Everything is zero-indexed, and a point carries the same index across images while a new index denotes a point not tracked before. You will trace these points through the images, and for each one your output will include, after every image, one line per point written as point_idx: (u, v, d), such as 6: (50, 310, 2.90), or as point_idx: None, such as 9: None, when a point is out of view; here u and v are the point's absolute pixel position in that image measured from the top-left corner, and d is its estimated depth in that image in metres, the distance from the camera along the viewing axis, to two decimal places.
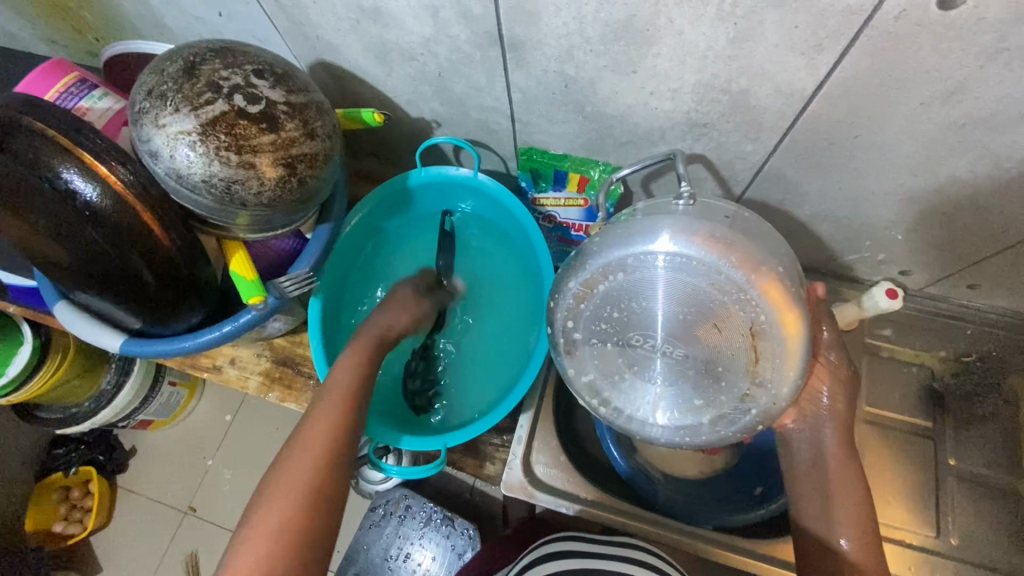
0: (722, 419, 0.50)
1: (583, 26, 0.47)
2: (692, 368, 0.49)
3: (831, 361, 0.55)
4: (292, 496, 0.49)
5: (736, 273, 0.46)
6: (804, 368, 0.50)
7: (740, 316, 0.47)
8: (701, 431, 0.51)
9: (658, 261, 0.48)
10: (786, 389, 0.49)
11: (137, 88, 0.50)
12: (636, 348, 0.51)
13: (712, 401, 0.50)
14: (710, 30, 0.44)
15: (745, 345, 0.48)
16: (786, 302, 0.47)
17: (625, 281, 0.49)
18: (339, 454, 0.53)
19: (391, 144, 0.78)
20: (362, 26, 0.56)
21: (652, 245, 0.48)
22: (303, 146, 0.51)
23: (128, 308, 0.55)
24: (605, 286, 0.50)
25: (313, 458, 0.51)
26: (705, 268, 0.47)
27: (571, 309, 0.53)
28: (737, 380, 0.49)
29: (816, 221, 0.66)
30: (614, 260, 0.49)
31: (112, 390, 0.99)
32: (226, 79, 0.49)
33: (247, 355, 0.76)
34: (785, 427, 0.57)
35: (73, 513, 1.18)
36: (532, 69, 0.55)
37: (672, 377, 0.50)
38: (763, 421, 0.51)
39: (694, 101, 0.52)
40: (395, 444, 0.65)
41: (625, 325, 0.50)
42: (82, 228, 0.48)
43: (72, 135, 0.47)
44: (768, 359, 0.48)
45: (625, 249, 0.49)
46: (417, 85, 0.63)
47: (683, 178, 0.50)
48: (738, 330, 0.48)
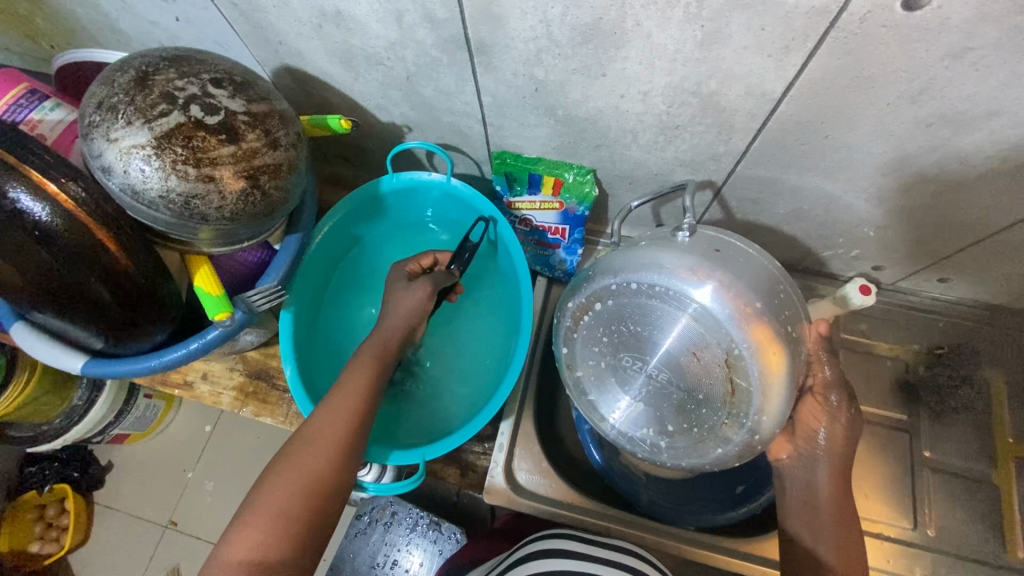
0: (702, 445, 0.51)
1: (551, 29, 0.46)
2: (675, 393, 0.51)
3: (831, 403, 0.54)
4: (294, 488, 0.51)
5: (714, 304, 0.47)
6: (787, 399, 0.50)
7: (716, 349, 0.48)
8: (685, 453, 0.53)
9: (640, 289, 0.50)
10: (766, 422, 0.49)
11: (87, 100, 0.48)
12: (627, 370, 0.53)
13: (695, 425, 0.51)
14: (679, 33, 0.43)
15: (722, 376, 0.49)
16: (770, 340, 0.47)
17: (617, 307, 0.52)
18: (348, 454, 0.54)
19: (362, 150, 0.76)
20: (325, 30, 0.55)
21: (636, 275, 0.50)
22: (266, 156, 0.50)
23: (88, 328, 0.53)
24: (597, 308, 0.53)
25: (322, 455, 0.53)
26: (680, 298, 0.48)
27: (567, 330, 0.56)
28: (714, 410, 0.50)
29: (790, 220, 0.66)
30: (602, 286, 0.52)
31: (83, 406, 0.96)
32: (182, 89, 0.47)
33: (220, 370, 0.74)
34: (780, 460, 0.59)
35: (49, 532, 1.15)
36: (502, 73, 0.54)
37: (653, 400, 0.53)
38: (742, 449, 0.51)
39: (665, 103, 0.52)
40: (385, 462, 0.64)
41: (618, 347, 0.53)
42: (34, 249, 0.45)
43: (17, 153, 0.45)
44: (740, 397, 0.49)
45: (612, 276, 0.52)
46: (386, 89, 0.62)
47: (688, 211, 0.53)
48: (714, 361, 0.48)
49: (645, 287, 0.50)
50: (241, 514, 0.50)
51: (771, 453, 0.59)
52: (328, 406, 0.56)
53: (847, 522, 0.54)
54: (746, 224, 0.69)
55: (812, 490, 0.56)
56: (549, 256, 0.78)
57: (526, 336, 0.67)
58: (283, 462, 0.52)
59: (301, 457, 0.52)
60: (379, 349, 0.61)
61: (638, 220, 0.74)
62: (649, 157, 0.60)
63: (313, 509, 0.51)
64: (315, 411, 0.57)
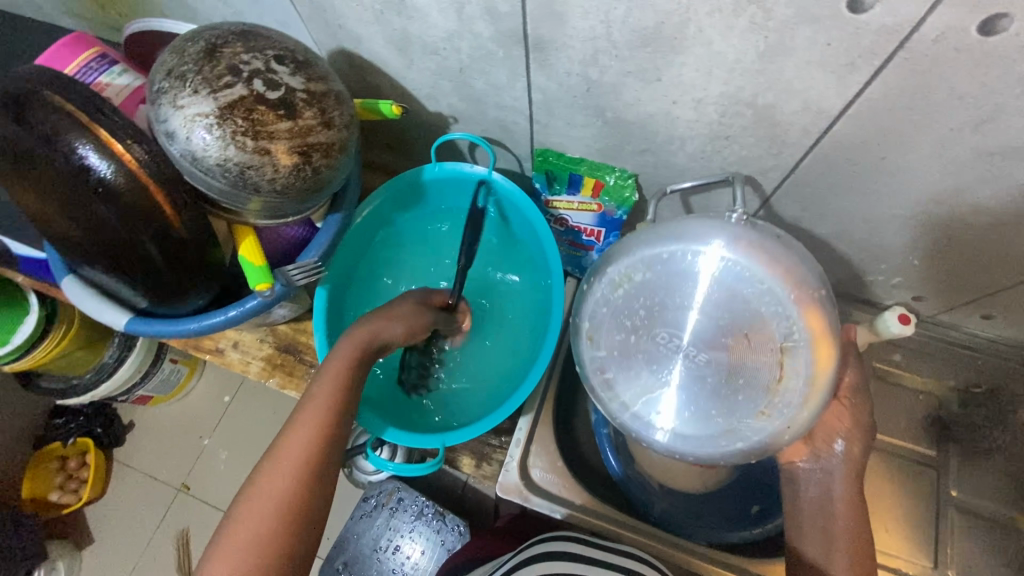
0: (730, 434, 0.49)
1: (611, 30, 0.47)
2: (711, 376, 0.49)
3: (854, 406, 0.56)
4: (266, 513, 0.46)
5: (778, 286, 0.49)
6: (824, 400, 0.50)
7: (772, 332, 0.49)
8: (702, 445, 0.49)
9: (696, 261, 0.51)
10: (804, 414, 0.48)
11: (157, 67, 0.49)
12: (659, 345, 0.51)
13: (723, 410, 0.49)
14: (741, 43, 0.43)
15: (770, 359, 0.48)
16: (824, 330, 0.49)
17: (666, 275, 0.52)
18: (322, 466, 0.49)
19: (407, 138, 0.77)
20: (385, 17, 0.56)
21: (692, 248, 0.51)
22: (320, 135, 0.51)
23: (137, 287, 0.55)
24: (639, 278, 0.52)
25: (294, 470, 0.48)
26: (733, 270, 0.50)
27: (596, 298, 0.54)
28: (755, 394, 0.49)
29: (830, 241, 0.65)
30: (654, 256, 0.52)
31: (113, 364, 1.02)
32: (247, 63, 0.49)
33: (250, 340, 0.76)
34: (793, 465, 0.57)
35: (69, 483, 1.19)
36: (555, 70, 0.54)
37: (683, 381, 0.50)
38: (768, 445, 0.49)
39: (717, 112, 0.51)
40: (379, 436, 0.64)
41: (655, 320, 0.51)
42: (95, 204, 0.47)
43: (89, 112, 0.47)
44: (788, 376, 0.48)
45: (666, 246, 0.52)
46: (437, 79, 0.63)
47: (740, 200, 0.52)
48: (764, 344, 0.49)
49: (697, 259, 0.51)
50: (211, 546, 0.45)
51: (785, 456, 0.57)
52: (298, 415, 0.51)
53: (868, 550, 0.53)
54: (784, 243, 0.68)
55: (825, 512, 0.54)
56: (582, 258, 0.78)
57: (554, 336, 0.67)
58: (204, 572, 0.44)
59: (224, 566, 0.43)
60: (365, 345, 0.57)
61: (668, 207, 0.72)
62: (695, 167, 0.60)
63: (293, 529, 0.46)
64: (282, 423, 0.51)
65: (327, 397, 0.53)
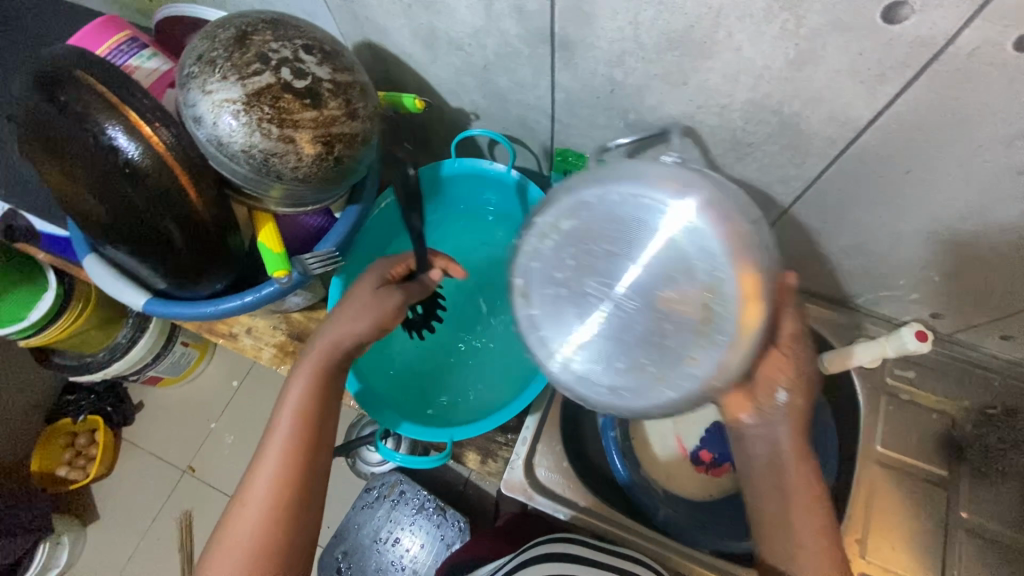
0: (661, 381, 0.48)
1: (638, 32, 0.46)
2: (641, 324, 0.49)
3: (795, 356, 0.53)
4: (238, 552, 0.51)
5: (704, 228, 0.47)
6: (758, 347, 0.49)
7: (700, 275, 0.47)
8: (639, 394, 0.49)
9: (624, 202, 0.49)
10: (736, 361, 0.47)
11: (188, 51, 0.50)
12: (592, 297, 0.50)
13: (653, 353, 0.48)
14: (770, 50, 0.43)
15: (695, 303, 0.48)
16: (755, 272, 0.47)
17: (592, 221, 0.50)
18: (285, 502, 0.52)
19: (427, 132, 0.78)
20: (413, 11, 0.56)
21: (619, 188, 0.49)
22: (343, 125, 0.51)
23: (157, 268, 0.56)
24: (568, 227, 0.51)
25: (259, 510, 0.52)
26: (662, 210, 0.48)
27: (529, 247, 0.52)
28: (682, 340, 0.48)
29: (849, 254, 0.64)
30: (582, 199, 0.50)
31: (126, 343, 1.04)
32: (276, 51, 0.49)
33: (264, 326, 0.77)
34: (740, 421, 0.56)
35: (77, 460, 1.21)
36: (579, 71, 0.54)
37: (615, 330, 0.49)
38: (702, 393, 0.48)
39: (742, 119, 0.51)
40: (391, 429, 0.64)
41: (587, 270, 0.50)
42: (122, 185, 0.48)
43: (120, 94, 0.47)
44: (715, 327, 0.47)
45: (595, 189, 0.50)
46: (461, 75, 0.63)
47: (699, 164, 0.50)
48: (691, 289, 0.48)
49: (628, 199, 0.49)
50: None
51: (729, 413, 0.56)
52: (263, 450, 0.54)
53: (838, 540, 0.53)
54: (802, 254, 0.68)
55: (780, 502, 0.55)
56: None
57: None
58: None
59: None
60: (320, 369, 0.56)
61: None
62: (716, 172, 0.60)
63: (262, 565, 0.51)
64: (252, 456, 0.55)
65: (286, 432, 0.54)
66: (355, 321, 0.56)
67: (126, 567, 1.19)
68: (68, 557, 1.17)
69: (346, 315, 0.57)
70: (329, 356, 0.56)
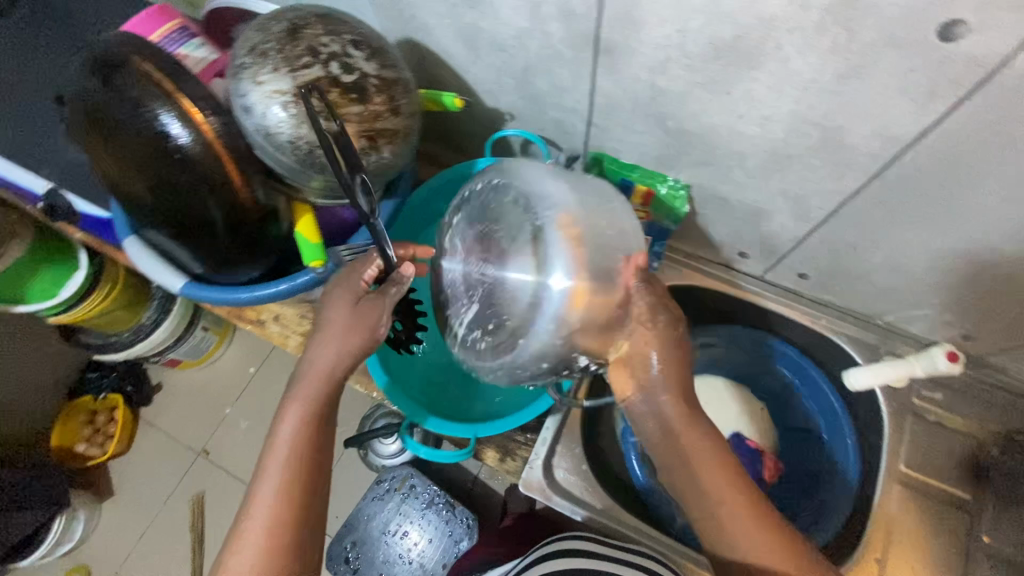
0: (516, 330, 0.48)
1: (685, 40, 0.47)
2: (496, 281, 0.49)
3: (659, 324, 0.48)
4: None
5: (522, 188, 0.49)
6: (602, 295, 0.46)
7: (526, 227, 0.48)
8: (504, 349, 0.49)
9: (491, 183, 0.53)
10: (568, 302, 0.45)
11: (241, 42, 0.51)
12: (470, 272, 0.52)
13: (505, 328, 0.49)
14: (819, 63, 0.43)
15: (528, 251, 0.47)
16: (572, 220, 0.47)
17: (470, 208, 0.54)
18: (294, 522, 0.48)
19: (460, 131, 0.78)
20: (458, 11, 0.57)
21: (486, 178, 0.54)
22: (387, 121, 0.52)
23: (197, 253, 0.57)
24: (458, 221, 0.55)
25: (266, 531, 0.47)
26: (510, 182, 0.51)
27: (441, 247, 0.56)
28: (523, 287, 0.47)
29: (881, 271, 0.64)
30: (464, 194, 0.56)
31: (150, 326, 1.07)
32: (326, 46, 0.50)
33: (291, 315, 0.78)
34: (629, 401, 0.51)
35: (95, 437, 1.23)
36: (621, 76, 0.54)
37: (483, 296, 0.50)
38: (552, 338, 0.46)
39: (783, 131, 0.51)
40: (420, 423, 0.66)
41: (468, 249, 0.53)
42: (172, 170, 0.49)
43: (175, 81, 0.49)
44: (534, 310, 0.46)
45: (472, 185, 0.56)
46: (501, 76, 0.63)
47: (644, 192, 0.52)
48: (524, 238, 0.48)
49: (489, 183, 0.53)
50: None
51: (616, 395, 0.51)
52: (265, 467, 0.50)
53: (778, 542, 0.47)
54: (832, 269, 0.67)
55: (709, 513, 0.48)
56: None
57: None
58: None
59: None
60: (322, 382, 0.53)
61: (708, 208, 0.68)
62: (752, 183, 0.60)
63: None
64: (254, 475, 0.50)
65: (291, 444, 0.50)
66: (339, 343, 0.53)
67: (137, 544, 1.21)
68: (82, 531, 1.19)
69: (329, 339, 0.53)
70: (319, 384, 0.52)
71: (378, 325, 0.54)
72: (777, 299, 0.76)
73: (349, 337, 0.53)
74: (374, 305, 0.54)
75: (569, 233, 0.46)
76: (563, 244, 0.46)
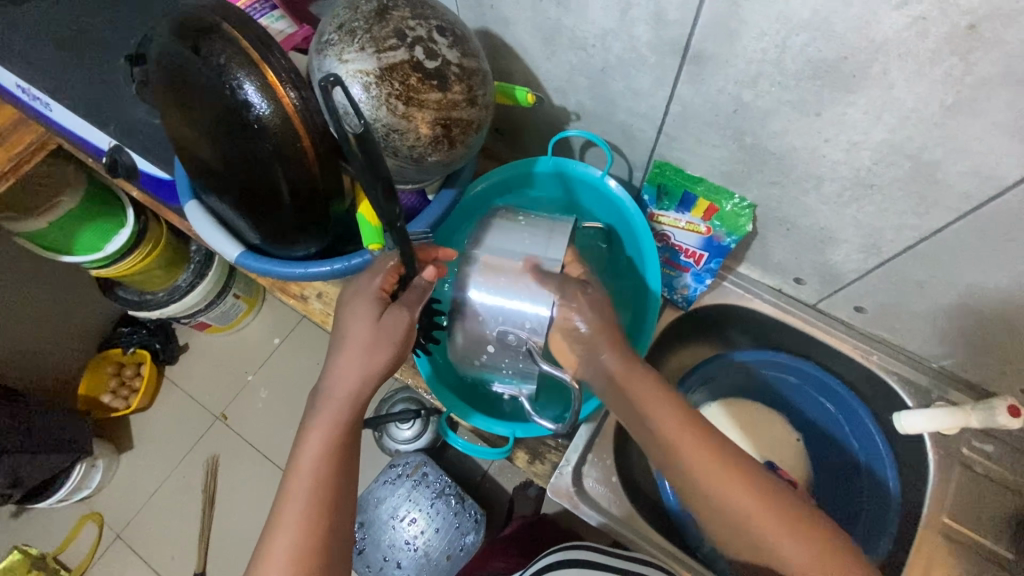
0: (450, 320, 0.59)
1: (783, 56, 0.45)
2: None
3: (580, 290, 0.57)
4: None
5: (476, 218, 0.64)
6: (493, 284, 0.55)
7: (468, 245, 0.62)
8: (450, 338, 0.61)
9: None
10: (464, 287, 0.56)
11: (329, 18, 0.51)
12: None
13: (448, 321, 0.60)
14: (926, 93, 0.42)
15: None
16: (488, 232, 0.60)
17: None
18: (315, 540, 0.47)
19: (521, 126, 0.77)
20: (542, 5, 0.56)
21: None
22: (463, 111, 0.52)
23: (258, 224, 0.58)
24: None
25: (288, 550, 0.46)
26: None
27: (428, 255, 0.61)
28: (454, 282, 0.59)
29: (947, 313, 0.61)
30: None
31: (185, 288, 1.09)
32: (412, 29, 0.49)
33: (334, 293, 0.78)
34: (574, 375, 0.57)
35: (120, 390, 1.26)
36: (705, 87, 0.53)
37: None
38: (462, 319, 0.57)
39: (870, 159, 0.49)
40: (463, 419, 0.66)
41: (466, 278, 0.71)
42: (248, 140, 0.50)
43: (261, 52, 0.49)
44: (455, 313, 0.57)
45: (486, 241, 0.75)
46: (574, 75, 0.62)
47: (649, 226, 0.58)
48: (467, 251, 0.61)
49: None
50: None
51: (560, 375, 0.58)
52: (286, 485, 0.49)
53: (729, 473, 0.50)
54: (892, 306, 0.65)
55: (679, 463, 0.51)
56: (674, 279, 0.75)
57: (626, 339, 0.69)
58: None
59: None
60: (345, 400, 0.50)
61: (771, 230, 0.66)
62: (823, 209, 0.58)
63: None
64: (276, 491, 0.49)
65: (312, 461, 0.49)
66: (363, 364, 0.50)
67: (150, 500, 1.24)
68: (99, 481, 1.22)
69: (352, 355, 0.51)
70: (343, 403, 0.50)
71: (405, 340, 0.52)
72: (827, 330, 0.74)
73: (374, 356, 0.51)
74: (398, 318, 0.51)
75: (484, 260, 0.57)
76: (475, 266, 0.57)
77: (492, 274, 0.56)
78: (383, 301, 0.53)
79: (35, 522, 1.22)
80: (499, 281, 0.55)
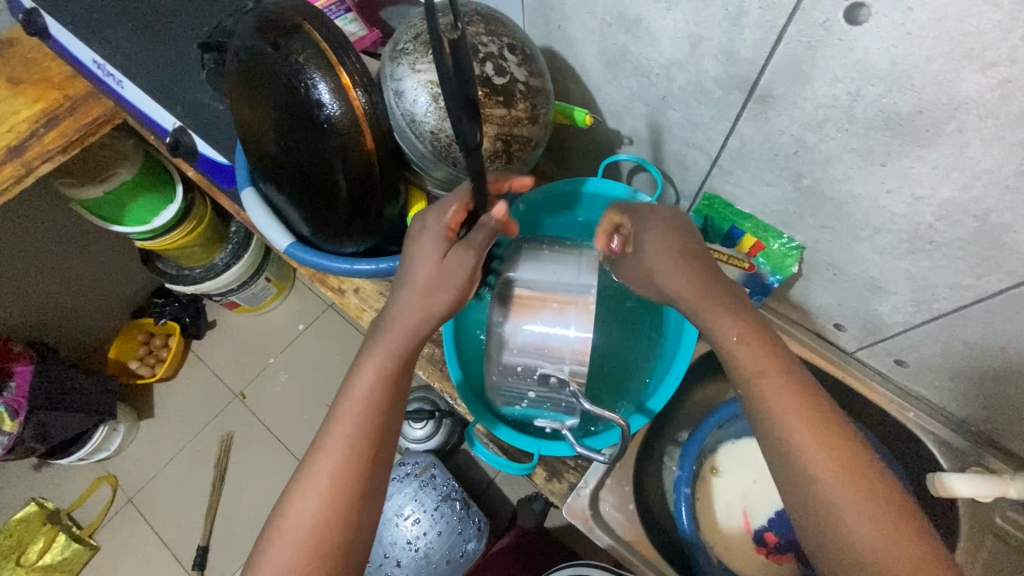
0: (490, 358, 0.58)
1: (855, 104, 0.45)
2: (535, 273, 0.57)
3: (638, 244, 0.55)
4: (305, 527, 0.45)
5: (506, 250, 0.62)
6: (536, 329, 0.55)
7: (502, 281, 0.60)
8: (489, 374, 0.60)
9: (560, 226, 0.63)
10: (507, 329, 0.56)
11: (406, 28, 0.53)
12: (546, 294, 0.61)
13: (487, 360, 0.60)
14: (1002, 156, 0.41)
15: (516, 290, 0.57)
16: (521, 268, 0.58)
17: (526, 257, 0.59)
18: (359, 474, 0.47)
19: (571, 145, 0.78)
20: (611, 30, 0.56)
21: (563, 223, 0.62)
22: (524, 128, 0.53)
23: (312, 217, 0.59)
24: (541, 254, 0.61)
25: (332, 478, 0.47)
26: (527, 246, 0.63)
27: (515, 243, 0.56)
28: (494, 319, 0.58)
29: (994, 378, 0.59)
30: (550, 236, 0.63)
31: (221, 267, 1.11)
32: (485, 45, 0.51)
33: (370, 290, 0.80)
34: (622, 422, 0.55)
35: (148, 358, 1.29)
36: (768, 125, 0.52)
37: None
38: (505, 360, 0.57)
39: (932, 215, 0.48)
40: (489, 428, 0.66)
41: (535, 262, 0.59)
42: (316, 136, 0.51)
43: (338, 54, 0.50)
44: (494, 348, 0.57)
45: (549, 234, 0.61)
46: (633, 100, 0.63)
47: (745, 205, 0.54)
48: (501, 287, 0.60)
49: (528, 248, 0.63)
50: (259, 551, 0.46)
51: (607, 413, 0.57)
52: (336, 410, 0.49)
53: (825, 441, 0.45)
54: (935, 363, 0.63)
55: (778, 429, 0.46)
56: None
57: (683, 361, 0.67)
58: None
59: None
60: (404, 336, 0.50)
61: (815, 273, 0.65)
62: (874, 258, 0.57)
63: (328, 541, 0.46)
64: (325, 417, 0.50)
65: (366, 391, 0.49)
66: (426, 302, 0.50)
67: (165, 468, 1.27)
68: (118, 444, 1.25)
69: (412, 293, 0.50)
70: (400, 339, 0.50)
71: (468, 279, 0.50)
72: (862, 379, 0.72)
73: (437, 295, 0.50)
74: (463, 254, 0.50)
75: (517, 293, 0.57)
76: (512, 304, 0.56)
77: (531, 310, 0.56)
78: (450, 240, 0.51)
79: (52, 479, 1.26)
80: (539, 316, 0.55)
